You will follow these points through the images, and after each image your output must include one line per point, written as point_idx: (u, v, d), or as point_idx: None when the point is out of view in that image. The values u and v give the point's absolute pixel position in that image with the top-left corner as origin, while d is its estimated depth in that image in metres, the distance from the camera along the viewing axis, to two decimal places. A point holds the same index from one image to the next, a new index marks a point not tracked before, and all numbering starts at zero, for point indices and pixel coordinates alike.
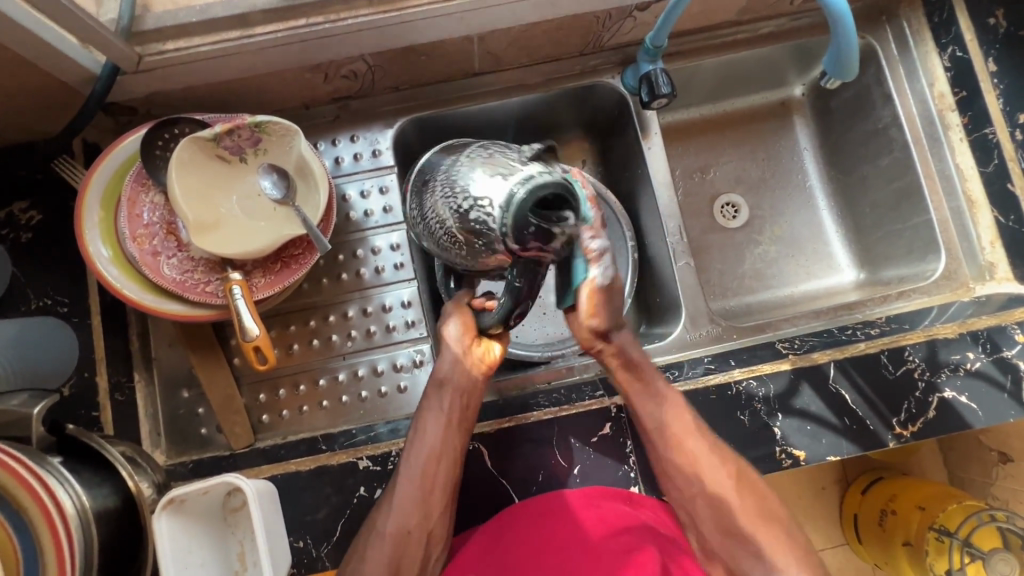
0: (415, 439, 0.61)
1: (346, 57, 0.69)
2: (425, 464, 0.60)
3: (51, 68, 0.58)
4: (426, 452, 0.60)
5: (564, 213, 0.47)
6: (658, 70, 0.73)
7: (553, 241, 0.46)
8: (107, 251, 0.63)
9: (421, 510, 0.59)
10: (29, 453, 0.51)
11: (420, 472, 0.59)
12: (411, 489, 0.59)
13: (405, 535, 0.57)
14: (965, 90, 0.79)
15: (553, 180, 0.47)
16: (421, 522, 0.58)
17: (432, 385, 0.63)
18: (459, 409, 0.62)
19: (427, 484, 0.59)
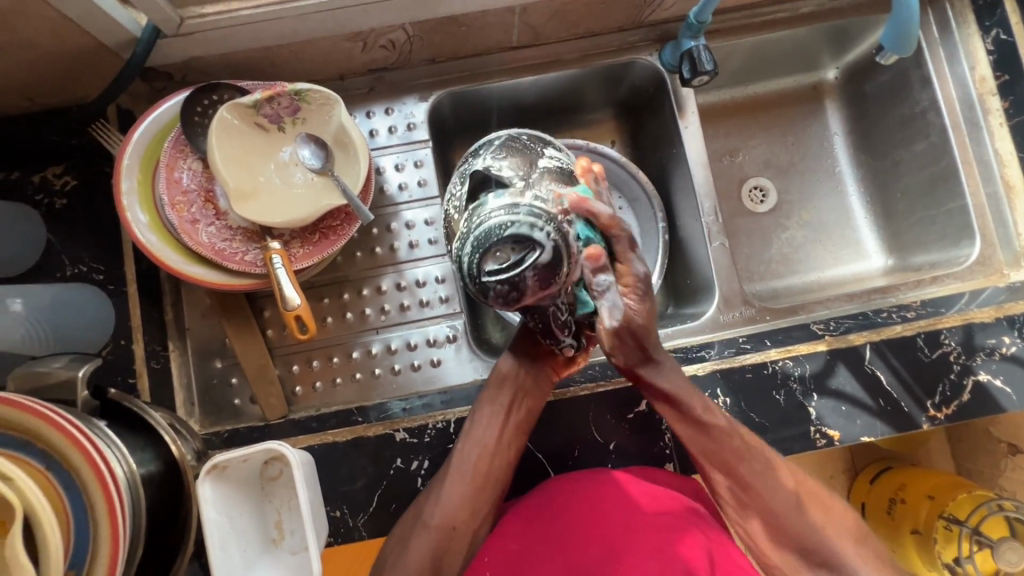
0: (473, 434, 0.62)
1: (387, 26, 0.68)
2: (479, 460, 0.61)
3: (93, 28, 0.57)
4: (481, 451, 0.61)
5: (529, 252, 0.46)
6: (700, 46, 0.72)
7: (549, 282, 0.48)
8: (145, 217, 0.62)
9: (469, 508, 0.60)
10: (76, 416, 0.51)
11: (471, 469, 0.60)
12: (462, 484, 0.60)
13: (450, 529, 0.59)
14: (1007, 74, 0.79)
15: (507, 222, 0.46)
16: (466, 521, 0.60)
17: (491, 383, 0.64)
18: (515, 408, 0.63)
19: (477, 481, 0.61)
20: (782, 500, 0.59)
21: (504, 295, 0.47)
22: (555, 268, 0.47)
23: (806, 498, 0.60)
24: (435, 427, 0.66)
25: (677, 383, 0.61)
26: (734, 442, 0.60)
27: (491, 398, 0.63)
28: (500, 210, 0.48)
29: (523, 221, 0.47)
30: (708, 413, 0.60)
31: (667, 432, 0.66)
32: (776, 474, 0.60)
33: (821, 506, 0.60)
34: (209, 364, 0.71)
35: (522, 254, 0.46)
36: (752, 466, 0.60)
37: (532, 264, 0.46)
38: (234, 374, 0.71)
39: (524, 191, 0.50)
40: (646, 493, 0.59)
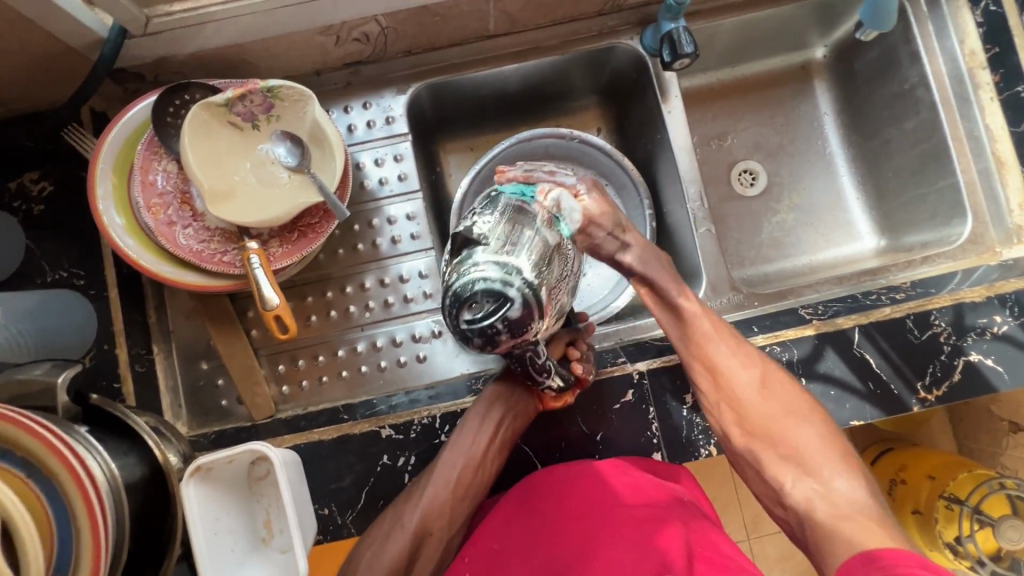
0: (458, 444, 0.62)
1: (359, 18, 0.67)
2: (464, 473, 0.62)
3: (59, 31, 0.56)
4: (464, 460, 0.62)
5: (505, 307, 0.47)
6: (680, 28, 0.71)
7: (526, 331, 0.49)
8: (122, 221, 0.62)
9: (447, 515, 0.62)
10: (56, 423, 0.51)
11: (456, 478, 0.62)
12: (444, 490, 0.61)
13: (426, 533, 0.60)
14: (997, 47, 0.76)
15: (483, 287, 0.46)
16: (443, 526, 0.62)
17: (486, 397, 0.64)
18: (506, 429, 0.64)
19: (458, 490, 0.62)
20: (752, 400, 0.60)
21: (493, 341, 0.48)
22: (523, 322, 0.48)
23: (777, 392, 0.60)
24: (421, 423, 0.66)
25: (657, 268, 0.62)
26: (704, 326, 0.62)
27: (477, 409, 0.64)
28: (484, 263, 0.47)
29: (494, 274, 0.47)
30: (683, 299, 0.62)
31: (655, 421, 0.66)
32: (743, 362, 0.61)
33: (800, 413, 0.60)
34: (195, 366, 0.71)
35: (495, 307, 0.47)
36: (723, 350, 0.61)
37: (502, 318, 0.47)
38: (220, 376, 0.72)
39: (503, 245, 0.49)
40: (628, 485, 0.58)
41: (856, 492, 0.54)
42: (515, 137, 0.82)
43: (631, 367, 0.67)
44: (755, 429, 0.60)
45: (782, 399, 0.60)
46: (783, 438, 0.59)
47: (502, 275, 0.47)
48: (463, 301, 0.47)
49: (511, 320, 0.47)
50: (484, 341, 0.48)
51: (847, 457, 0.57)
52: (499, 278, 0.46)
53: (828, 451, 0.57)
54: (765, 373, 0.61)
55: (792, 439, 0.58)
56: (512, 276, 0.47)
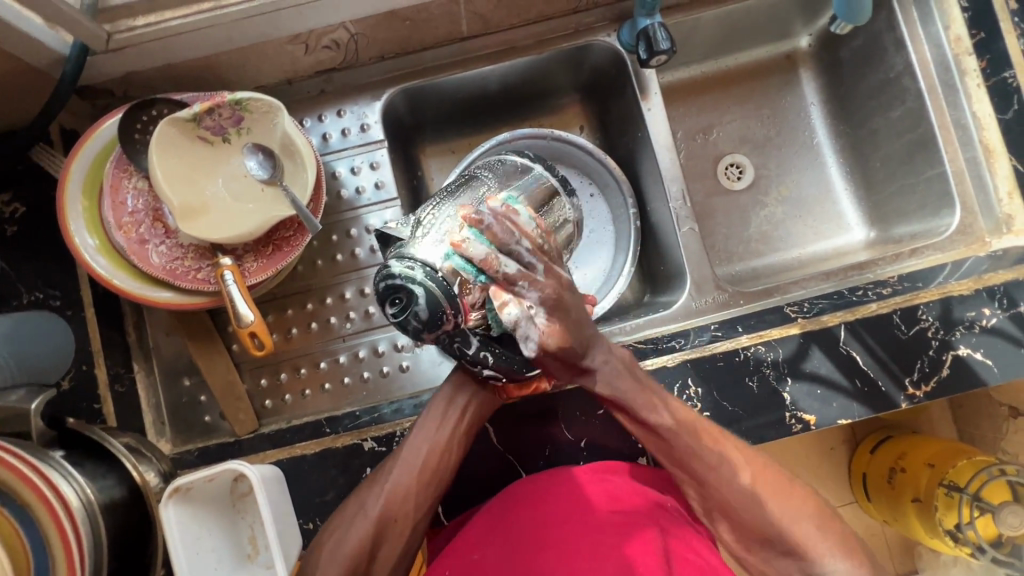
0: (423, 424, 0.61)
1: (326, 25, 0.66)
2: (428, 457, 0.60)
3: (18, 51, 0.55)
4: (429, 444, 0.60)
5: (409, 300, 0.48)
6: (656, 24, 0.69)
7: (444, 326, 0.49)
8: (93, 241, 0.61)
9: (410, 500, 0.58)
10: (29, 450, 0.50)
11: (421, 462, 0.59)
12: (408, 476, 0.59)
13: (390, 520, 0.57)
14: (983, 31, 0.74)
15: (391, 274, 0.50)
16: (410, 513, 0.58)
17: (453, 382, 0.63)
18: (470, 415, 0.62)
19: (423, 478, 0.59)
20: (741, 496, 0.55)
21: (410, 333, 0.50)
22: (436, 318, 0.49)
23: (768, 484, 0.56)
24: (403, 435, 0.66)
25: (626, 386, 0.56)
26: (683, 440, 0.56)
27: (443, 392, 0.63)
28: (399, 265, 0.50)
29: (405, 273, 0.49)
30: (653, 411, 0.56)
31: None
32: (728, 461, 0.56)
33: (795, 501, 0.55)
34: (178, 383, 0.71)
35: (405, 303, 0.48)
36: (706, 455, 0.56)
37: (413, 315, 0.48)
38: (203, 392, 0.71)
39: (423, 243, 0.52)
40: (602, 491, 0.58)
41: None
42: (494, 140, 0.80)
43: None
44: (749, 522, 0.55)
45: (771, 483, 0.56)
46: (784, 532, 0.54)
47: (407, 277, 0.49)
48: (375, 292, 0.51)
49: (417, 315, 0.48)
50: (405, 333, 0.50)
51: (843, 539, 0.54)
52: (406, 278, 0.48)
53: (825, 534, 0.54)
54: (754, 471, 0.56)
55: (790, 529, 0.54)
56: (419, 271, 0.49)
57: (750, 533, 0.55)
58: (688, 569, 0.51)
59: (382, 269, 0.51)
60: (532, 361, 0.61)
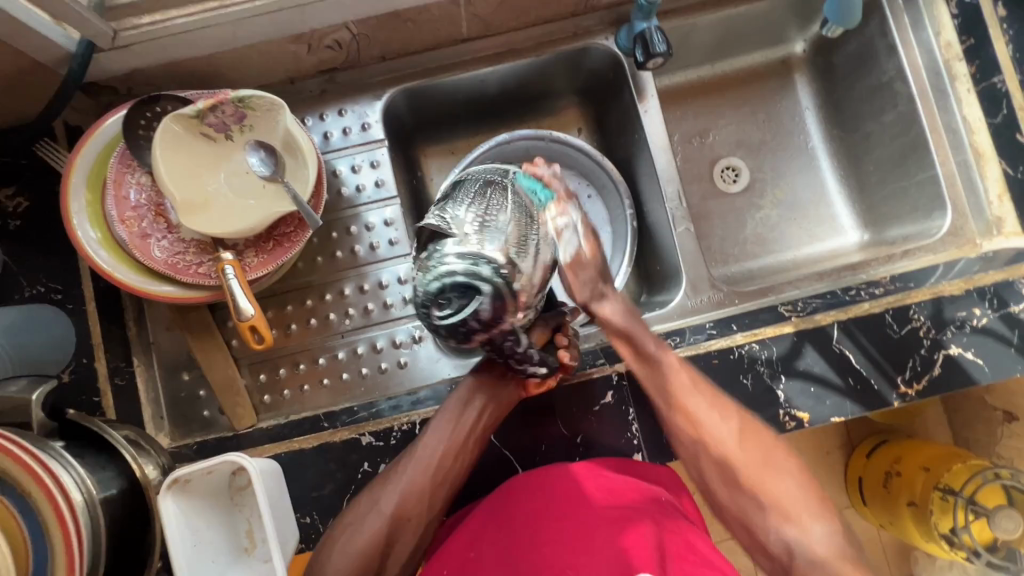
0: (437, 425, 0.62)
1: (328, 26, 0.67)
2: (443, 458, 0.61)
3: (25, 47, 0.56)
4: (445, 446, 0.61)
5: (475, 299, 0.52)
6: (652, 27, 0.71)
7: (500, 321, 0.55)
8: (96, 235, 0.62)
9: (424, 499, 0.59)
10: (30, 439, 0.51)
11: (434, 462, 0.60)
12: (421, 476, 0.59)
13: (402, 519, 0.59)
14: (973, 38, 0.76)
15: (451, 274, 0.52)
16: (422, 512, 0.59)
17: (483, 380, 0.64)
18: (486, 416, 0.63)
19: (438, 479, 0.60)
20: (733, 447, 0.58)
21: (462, 328, 0.54)
22: (497, 315, 0.54)
23: (756, 443, 0.58)
24: (401, 430, 0.67)
25: (630, 317, 0.62)
26: (681, 378, 0.61)
27: (458, 395, 0.63)
28: (453, 259, 0.52)
29: (464, 271, 0.52)
30: (661, 351, 0.62)
31: (634, 422, 0.66)
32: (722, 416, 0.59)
33: (782, 461, 0.58)
34: (177, 377, 0.72)
35: (468, 300, 0.52)
36: (700, 405, 0.60)
37: (475, 313, 0.53)
38: (201, 386, 0.72)
39: (468, 240, 0.53)
40: (601, 488, 0.58)
41: (831, 542, 0.52)
42: (492, 141, 0.81)
43: (610, 369, 0.67)
44: (735, 474, 0.58)
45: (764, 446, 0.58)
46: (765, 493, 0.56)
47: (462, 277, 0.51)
48: (427, 291, 0.53)
49: (482, 312, 0.53)
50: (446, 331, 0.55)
51: (827, 504, 0.55)
52: (470, 278, 0.51)
53: (810, 502, 0.55)
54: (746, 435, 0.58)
55: (773, 492, 0.56)
56: (484, 267, 0.52)
57: (736, 488, 0.58)
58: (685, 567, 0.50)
59: (436, 267, 0.52)
60: (553, 356, 0.63)
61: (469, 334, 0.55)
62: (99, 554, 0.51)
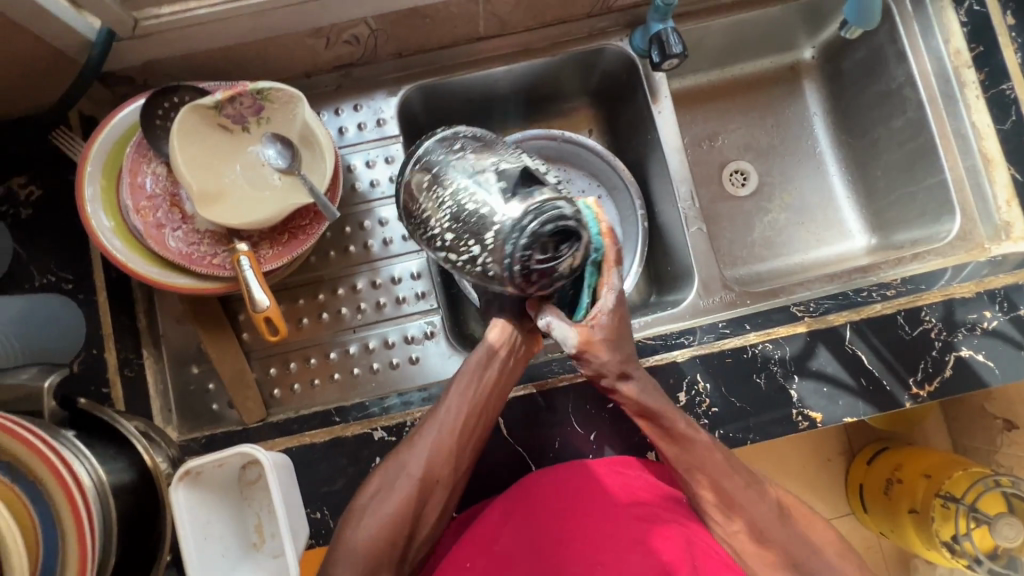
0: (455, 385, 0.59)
1: (348, 21, 0.67)
2: (467, 416, 0.58)
3: (44, 33, 0.56)
4: (465, 404, 0.59)
5: (575, 244, 0.50)
6: (669, 29, 0.71)
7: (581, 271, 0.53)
8: (110, 223, 0.61)
9: (451, 460, 0.58)
10: (42, 427, 0.50)
11: (459, 422, 0.58)
12: (446, 435, 0.57)
13: (432, 484, 0.57)
14: (981, 45, 0.77)
15: (559, 215, 0.49)
16: (450, 473, 0.58)
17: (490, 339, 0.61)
18: (505, 369, 0.61)
19: (462, 437, 0.58)
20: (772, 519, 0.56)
21: (548, 276, 0.51)
22: (583, 265, 0.52)
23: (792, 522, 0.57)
24: (413, 425, 0.65)
25: (653, 400, 0.58)
26: (715, 455, 0.57)
27: (475, 354, 0.60)
28: (536, 205, 0.49)
29: (564, 215, 0.49)
30: (691, 430, 0.58)
31: None
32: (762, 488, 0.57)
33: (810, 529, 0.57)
34: (186, 370, 0.71)
35: (568, 245, 0.50)
36: (736, 484, 0.56)
37: (572, 259, 0.50)
38: (211, 380, 0.71)
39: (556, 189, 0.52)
40: (619, 483, 0.58)
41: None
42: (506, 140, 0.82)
43: None
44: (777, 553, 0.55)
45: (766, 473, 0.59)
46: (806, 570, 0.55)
47: (569, 222, 0.49)
48: (524, 232, 0.48)
49: (576, 259, 0.51)
50: (540, 283, 0.51)
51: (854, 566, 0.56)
52: (574, 225, 0.49)
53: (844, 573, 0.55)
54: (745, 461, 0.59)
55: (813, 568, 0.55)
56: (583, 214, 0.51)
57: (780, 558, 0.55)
58: (713, 565, 0.51)
59: (537, 206, 0.49)
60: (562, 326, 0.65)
61: (544, 285, 0.52)
62: (111, 542, 0.50)
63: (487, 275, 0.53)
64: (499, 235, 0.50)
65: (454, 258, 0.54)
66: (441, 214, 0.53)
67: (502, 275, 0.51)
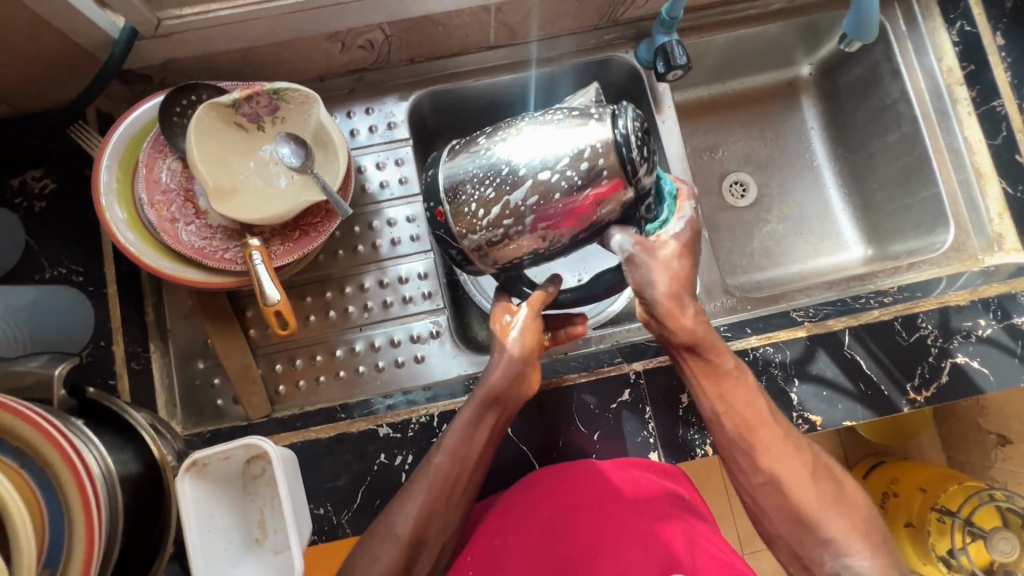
0: (445, 445, 0.56)
1: (364, 26, 0.69)
2: (457, 472, 0.55)
3: (69, 29, 0.58)
4: (457, 460, 0.55)
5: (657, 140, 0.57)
6: (673, 41, 0.74)
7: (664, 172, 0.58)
8: (124, 215, 0.62)
9: (441, 517, 0.54)
10: (52, 413, 0.50)
11: (448, 477, 0.55)
12: (436, 489, 0.54)
13: (421, 542, 0.53)
14: (972, 64, 0.80)
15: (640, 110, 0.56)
16: (441, 530, 0.54)
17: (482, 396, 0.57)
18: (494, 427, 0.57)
19: (452, 495, 0.54)
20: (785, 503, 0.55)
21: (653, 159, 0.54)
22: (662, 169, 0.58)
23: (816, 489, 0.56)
24: (418, 422, 0.66)
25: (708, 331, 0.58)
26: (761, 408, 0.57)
27: (464, 416, 0.56)
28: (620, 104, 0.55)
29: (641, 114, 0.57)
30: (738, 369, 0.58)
31: (651, 420, 0.67)
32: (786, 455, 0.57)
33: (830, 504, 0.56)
34: (192, 365, 0.71)
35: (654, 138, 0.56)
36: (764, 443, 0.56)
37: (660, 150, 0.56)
38: (216, 375, 0.71)
39: None
40: (627, 480, 0.58)
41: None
42: None
43: (627, 367, 0.68)
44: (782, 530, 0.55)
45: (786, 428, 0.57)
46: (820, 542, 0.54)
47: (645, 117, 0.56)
48: (629, 118, 0.53)
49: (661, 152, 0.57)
50: (645, 161, 0.53)
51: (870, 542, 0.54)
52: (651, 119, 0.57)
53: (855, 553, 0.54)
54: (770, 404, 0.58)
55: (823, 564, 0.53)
56: None
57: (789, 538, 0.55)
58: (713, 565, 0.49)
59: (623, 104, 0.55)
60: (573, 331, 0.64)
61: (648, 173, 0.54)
62: (117, 530, 0.50)
63: (595, 166, 0.53)
64: (598, 131, 0.53)
65: (554, 168, 0.54)
66: (520, 144, 0.56)
67: (610, 162, 0.53)
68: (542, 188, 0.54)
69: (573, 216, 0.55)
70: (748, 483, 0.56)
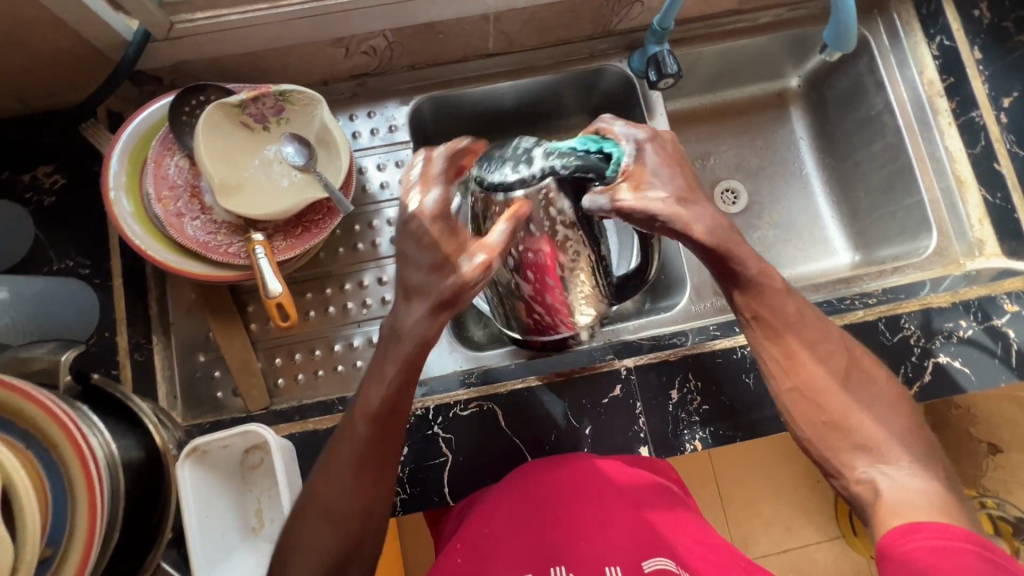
0: (341, 464, 0.53)
1: (368, 32, 0.72)
2: (354, 494, 0.52)
3: (84, 30, 0.60)
4: (353, 482, 0.52)
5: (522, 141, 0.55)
6: (665, 52, 0.77)
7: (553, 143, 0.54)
8: (132, 210, 0.64)
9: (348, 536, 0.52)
10: (58, 396, 0.52)
11: (348, 497, 0.52)
12: (340, 510, 0.52)
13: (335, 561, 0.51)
14: (952, 76, 0.83)
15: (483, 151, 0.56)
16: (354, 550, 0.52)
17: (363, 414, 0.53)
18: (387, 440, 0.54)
19: (353, 516, 0.52)
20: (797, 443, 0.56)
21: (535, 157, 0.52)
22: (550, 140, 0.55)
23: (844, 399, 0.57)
24: (414, 414, 0.67)
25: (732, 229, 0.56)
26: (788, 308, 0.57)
27: (358, 435, 0.53)
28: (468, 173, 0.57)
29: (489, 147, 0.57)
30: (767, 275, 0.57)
31: (641, 415, 0.68)
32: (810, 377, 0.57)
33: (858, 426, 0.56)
34: (193, 358, 0.73)
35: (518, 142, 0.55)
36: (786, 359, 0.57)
37: (530, 142, 0.54)
38: (216, 368, 0.73)
39: None
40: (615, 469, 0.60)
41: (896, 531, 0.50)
42: None
43: (618, 363, 0.70)
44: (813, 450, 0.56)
45: (822, 348, 0.57)
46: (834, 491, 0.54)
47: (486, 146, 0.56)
48: (486, 174, 0.54)
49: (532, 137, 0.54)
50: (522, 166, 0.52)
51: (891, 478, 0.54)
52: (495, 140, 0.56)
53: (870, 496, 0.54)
54: (800, 305, 0.58)
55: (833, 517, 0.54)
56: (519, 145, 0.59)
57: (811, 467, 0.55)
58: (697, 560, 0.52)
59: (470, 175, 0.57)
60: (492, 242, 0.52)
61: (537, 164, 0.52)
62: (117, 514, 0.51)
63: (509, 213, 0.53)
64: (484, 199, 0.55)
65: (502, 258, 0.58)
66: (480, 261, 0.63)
67: (515, 200, 0.52)
68: (515, 269, 0.58)
69: (551, 255, 0.56)
70: (778, 387, 0.57)
